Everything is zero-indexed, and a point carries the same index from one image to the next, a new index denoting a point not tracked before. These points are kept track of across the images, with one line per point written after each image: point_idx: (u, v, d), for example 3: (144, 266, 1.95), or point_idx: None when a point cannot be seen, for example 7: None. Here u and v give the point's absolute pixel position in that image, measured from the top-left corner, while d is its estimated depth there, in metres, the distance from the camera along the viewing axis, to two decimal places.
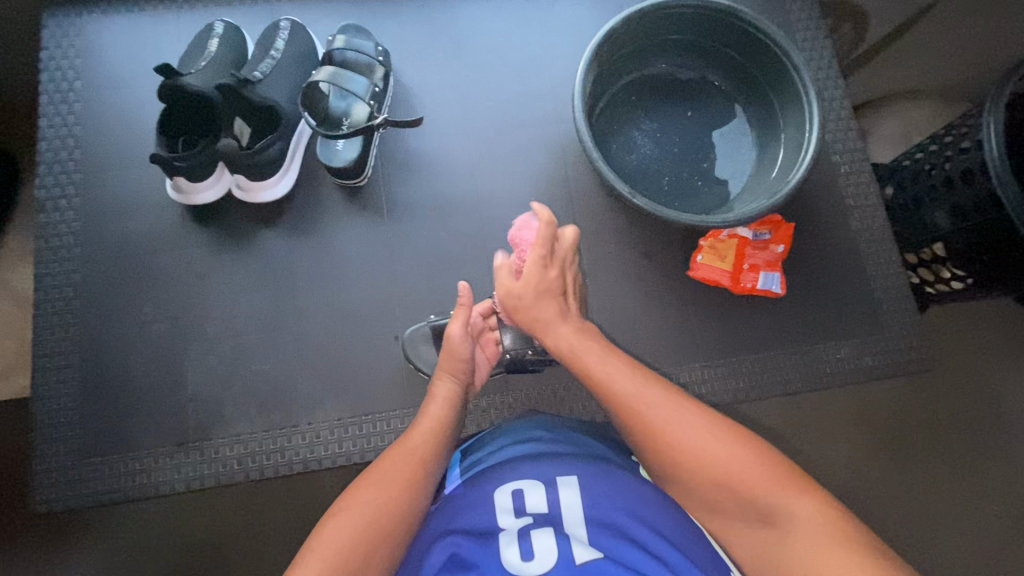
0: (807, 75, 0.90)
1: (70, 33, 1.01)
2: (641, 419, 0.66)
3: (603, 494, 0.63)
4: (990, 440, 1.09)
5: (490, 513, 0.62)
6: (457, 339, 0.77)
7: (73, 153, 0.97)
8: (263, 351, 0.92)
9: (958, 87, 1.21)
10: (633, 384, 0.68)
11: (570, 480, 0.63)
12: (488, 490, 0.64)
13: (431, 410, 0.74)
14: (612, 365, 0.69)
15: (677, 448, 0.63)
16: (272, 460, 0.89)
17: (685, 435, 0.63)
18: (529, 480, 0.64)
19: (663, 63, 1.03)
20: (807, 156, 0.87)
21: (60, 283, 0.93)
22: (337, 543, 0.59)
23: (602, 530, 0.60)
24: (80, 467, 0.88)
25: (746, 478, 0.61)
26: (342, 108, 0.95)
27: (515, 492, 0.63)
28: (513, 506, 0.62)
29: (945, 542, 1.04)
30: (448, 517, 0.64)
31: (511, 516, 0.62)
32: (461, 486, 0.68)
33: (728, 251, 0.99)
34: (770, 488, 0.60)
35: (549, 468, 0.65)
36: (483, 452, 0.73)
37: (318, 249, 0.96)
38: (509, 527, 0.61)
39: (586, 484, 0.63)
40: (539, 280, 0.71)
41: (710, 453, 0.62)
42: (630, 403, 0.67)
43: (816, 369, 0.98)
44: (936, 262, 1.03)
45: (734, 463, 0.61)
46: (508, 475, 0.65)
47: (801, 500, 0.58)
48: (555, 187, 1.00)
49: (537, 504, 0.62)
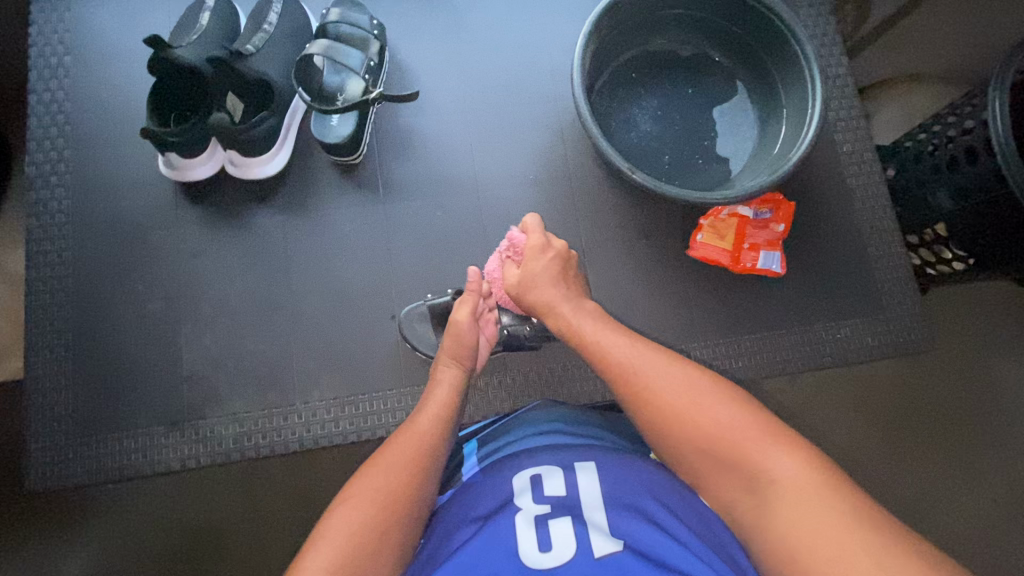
0: (810, 50, 0.88)
1: (59, 7, 0.98)
2: (624, 376, 0.66)
3: (625, 484, 0.60)
4: (989, 423, 1.08)
5: (507, 498, 0.61)
6: (464, 322, 0.77)
7: (64, 130, 0.95)
8: (258, 330, 0.91)
9: (963, 68, 1.19)
10: (633, 350, 0.67)
11: (588, 467, 0.61)
12: (507, 478, 0.62)
13: (435, 396, 0.74)
14: (612, 335, 0.70)
15: (658, 404, 0.63)
16: (268, 440, 0.88)
17: (670, 393, 0.63)
18: (548, 467, 0.62)
19: (663, 40, 1.01)
20: (809, 132, 0.85)
21: (52, 262, 0.92)
22: (347, 531, 0.58)
23: (625, 518, 0.57)
24: (75, 446, 0.87)
25: (737, 438, 0.59)
26: (337, 83, 0.94)
27: (531, 479, 0.62)
28: (530, 491, 0.61)
29: (941, 523, 1.04)
30: (465, 506, 0.62)
31: (529, 500, 0.60)
32: (478, 474, 0.67)
33: (728, 230, 0.97)
34: (763, 449, 0.58)
35: (569, 455, 0.63)
36: (498, 442, 0.72)
37: (313, 228, 0.94)
38: (527, 510, 0.59)
39: (605, 473, 0.61)
40: (540, 270, 0.74)
41: (698, 415, 0.61)
42: (615, 361, 0.67)
43: (816, 349, 0.97)
44: (937, 243, 1.04)
45: (726, 422, 0.60)
46: (525, 463, 0.64)
47: (791, 459, 0.57)
48: (553, 166, 0.99)
49: (556, 489, 0.60)
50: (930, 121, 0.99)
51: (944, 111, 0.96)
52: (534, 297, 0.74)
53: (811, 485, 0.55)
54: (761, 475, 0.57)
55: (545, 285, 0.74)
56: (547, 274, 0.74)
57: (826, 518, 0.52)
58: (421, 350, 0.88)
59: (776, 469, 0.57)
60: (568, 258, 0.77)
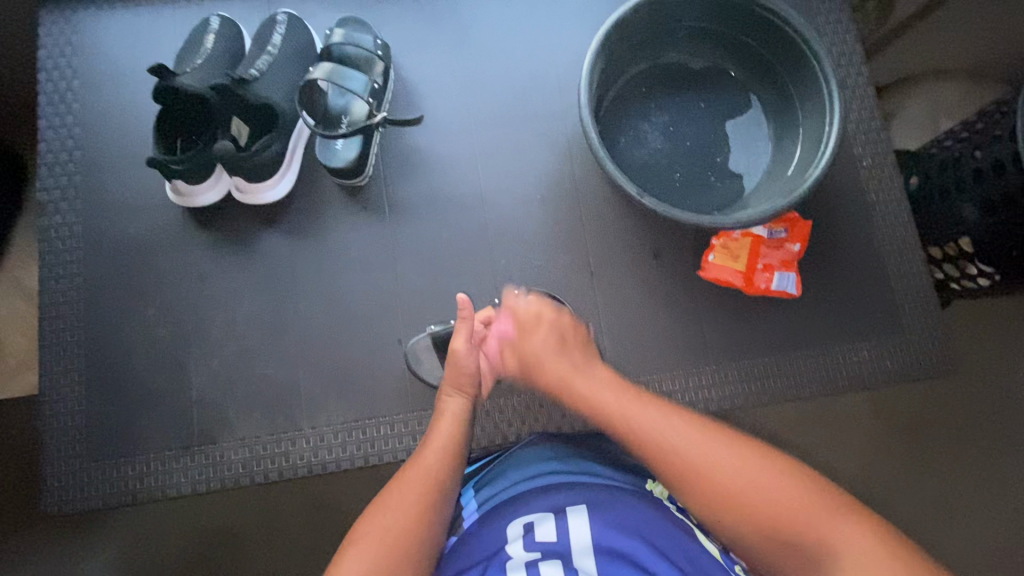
0: (828, 64, 0.85)
1: (67, 30, 0.99)
2: (658, 451, 0.64)
3: (616, 525, 0.62)
4: (1014, 444, 1.05)
5: (501, 545, 0.63)
6: (461, 351, 0.76)
7: (73, 154, 0.96)
8: (266, 354, 0.92)
9: (989, 70, 1.15)
10: (674, 429, 0.65)
11: (579, 507, 0.64)
12: (502, 526, 0.65)
13: (441, 428, 0.74)
14: (643, 409, 0.67)
15: (703, 483, 0.61)
16: (276, 464, 0.89)
17: (708, 466, 0.62)
18: (540, 513, 0.64)
19: (674, 52, 0.98)
20: (826, 151, 0.82)
21: (65, 287, 0.93)
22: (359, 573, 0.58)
23: (613, 563, 0.59)
24: (89, 470, 0.89)
25: (782, 520, 0.58)
26: (342, 106, 0.92)
27: (525, 524, 0.64)
28: (523, 536, 0.62)
29: (962, 544, 1.02)
30: (461, 557, 0.64)
31: (520, 546, 0.61)
32: (475, 523, 0.68)
33: (741, 251, 0.95)
34: (800, 523, 0.57)
35: (561, 499, 0.65)
36: (496, 487, 0.72)
37: (320, 251, 0.94)
38: (519, 556, 0.60)
39: (595, 514, 0.63)
40: (538, 345, 0.73)
41: (746, 491, 0.60)
42: (644, 436, 0.65)
43: (831, 372, 0.95)
44: (961, 258, 0.99)
45: (771, 498, 0.59)
46: (520, 509, 0.66)
47: (839, 525, 0.56)
48: (561, 184, 0.97)
49: (547, 535, 0.62)
50: (958, 129, 0.96)
51: (973, 117, 0.93)
52: (540, 378, 0.74)
53: (871, 551, 0.54)
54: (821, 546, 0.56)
55: (550, 363, 0.73)
56: (548, 349, 0.73)
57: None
58: (428, 380, 0.89)
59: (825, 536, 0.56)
60: (566, 325, 0.75)
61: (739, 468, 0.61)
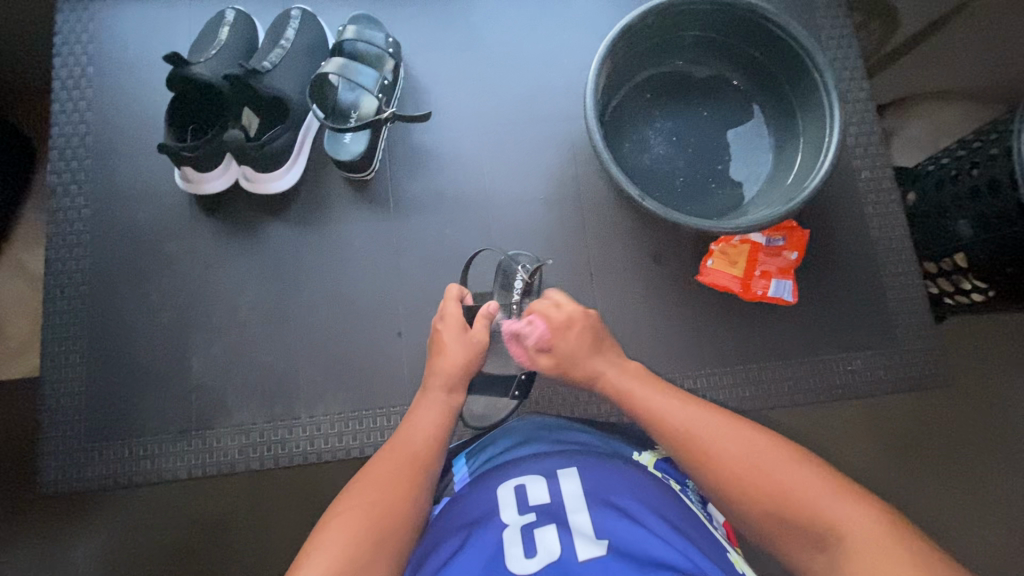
0: (829, 76, 0.86)
1: (84, 18, 1.00)
2: (679, 434, 0.67)
3: (607, 485, 0.65)
4: (1006, 459, 1.06)
5: (494, 507, 0.64)
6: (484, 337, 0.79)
7: (84, 140, 0.97)
8: (267, 343, 0.93)
9: (987, 90, 1.16)
10: (691, 415, 0.68)
11: (570, 471, 0.66)
12: (492, 487, 0.66)
13: (422, 419, 0.74)
14: (664, 397, 0.71)
15: (719, 459, 0.64)
16: (272, 451, 0.89)
17: (727, 447, 0.64)
18: (531, 475, 0.66)
19: (680, 61, 1.00)
20: (825, 161, 0.84)
21: (70, 269, 0.94)
22: (345, 543, 0.60)
23: (606, 517, 0.61)
24: (86, 451, 0.89)
25: (817, 502, 0.59)
26: (351, 100, 0.94)
27: (517, 486, 0.66)
28: (516, 498, 0.64)
29: (950, 557, 1.02)
30: (453, 518, 0.66)
31: (514, 509, 0.63)
32: (466, 487, 0.70)
33: (739, 257, 0.97)
34: (831, 502, 0.59)
35: (552, 463, 0.67)
36: (487, 454, 0.75)
37: (324, 242, 0.95)
38: (514, 521, 0.62)
39: (586, 475, 0.66)
40: (573, 345, 0.76)
41: (786, 485, 0.61)
42: (668, 418, 0.68)
43: (825, 380, 0.96)
44: (956, 272, 0.99)
45: (788, 479, 0.61)
46: (510, 471, 0.68)
47: (859, 510, 0.58)
48: (564, 185, 0.99)
49: (540, 496, 0.64)
50: (954, 146, 0.97)
51: (969, 136, 0.94)
52: (578, 371, 0.77)
53: (883, 533, 0.56)
54: (829, 524, 0.58)
55: (586, 358, 0.76)
56: (584, 346, 0.76)
57: (887, 552, 0.54)
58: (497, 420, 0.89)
59: (852, 523, 0.57)
60: (594, 320, 0.78)
61: (776, 458, 0.63)
